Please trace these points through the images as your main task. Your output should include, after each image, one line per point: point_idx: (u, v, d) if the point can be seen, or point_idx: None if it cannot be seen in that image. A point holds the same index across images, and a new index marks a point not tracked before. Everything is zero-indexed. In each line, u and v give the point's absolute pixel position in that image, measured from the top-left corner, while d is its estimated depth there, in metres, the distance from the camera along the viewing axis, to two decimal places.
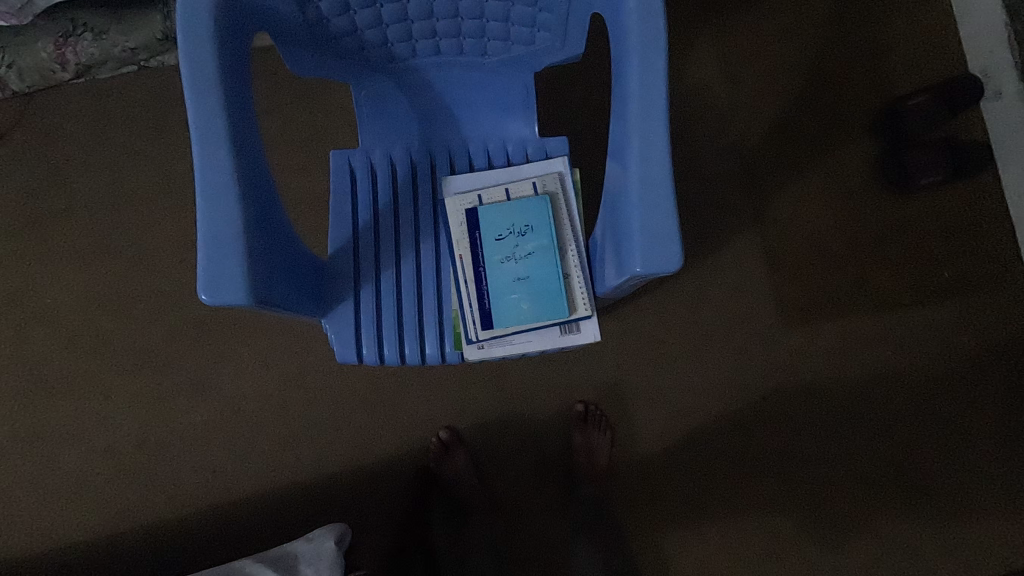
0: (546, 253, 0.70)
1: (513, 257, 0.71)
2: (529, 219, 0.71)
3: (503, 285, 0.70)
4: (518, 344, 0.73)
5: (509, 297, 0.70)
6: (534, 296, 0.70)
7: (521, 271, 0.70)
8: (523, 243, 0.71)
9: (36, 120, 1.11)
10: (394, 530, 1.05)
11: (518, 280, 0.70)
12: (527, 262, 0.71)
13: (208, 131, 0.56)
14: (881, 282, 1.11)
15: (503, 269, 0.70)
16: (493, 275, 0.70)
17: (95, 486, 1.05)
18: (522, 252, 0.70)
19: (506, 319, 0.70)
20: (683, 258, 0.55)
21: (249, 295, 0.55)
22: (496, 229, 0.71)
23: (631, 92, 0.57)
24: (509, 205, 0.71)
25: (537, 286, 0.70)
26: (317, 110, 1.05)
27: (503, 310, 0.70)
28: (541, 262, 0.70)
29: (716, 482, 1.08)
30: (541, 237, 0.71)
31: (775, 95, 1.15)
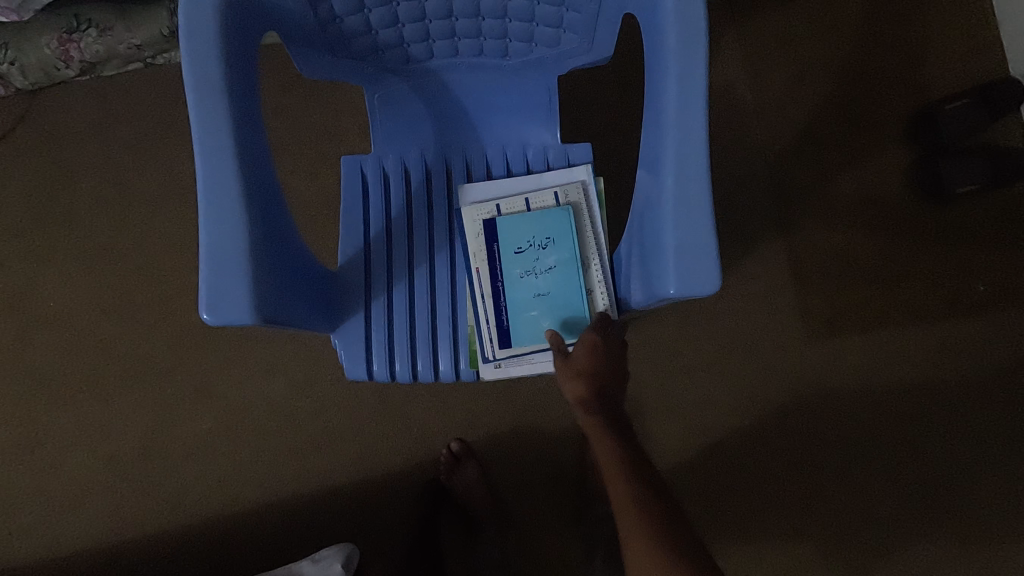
0: (568, 268, 0.67)
1: (534, 271, 0.68)
2: (551, 232, 0.67)
3: (522, 301, 0.67)
4: (536, 363, 0.68)
5: (528, 313, 0.67)
6: (554, 314, 0.67)
7: (542, 286, 0.67)
8: (544, 257, 0.67)
9: (39, 117, 1.08)
10: (401, 544, 1.02)
11: (539, 296, 0.67)
12: (548, 277, 0.67)
13: (211, 139, 0.52)
14: (912, 294, 1.07)
15: (523, 284, 0.67)
16: (511, 291, 0.67)
17: (96, 494, 1.03)
18: (542, 266, 0.67)
19: (525, 337, 0.67)
20: (722, 279, 0.51)
21: (255, 314, 0.52)
22: (516, 241, 0.68)
23: (665, 101, 0.53)
24: (528, 217, 0.68)
25: (557, 302, 0.67)
26: (327, 110, 1.02)
27: (522, 327, 0.67)
28: (563, 277, 0.67)
29: (735, 500, 1.05)
30: (563, 251, 0.67)
31: (804, 98, 1.10)
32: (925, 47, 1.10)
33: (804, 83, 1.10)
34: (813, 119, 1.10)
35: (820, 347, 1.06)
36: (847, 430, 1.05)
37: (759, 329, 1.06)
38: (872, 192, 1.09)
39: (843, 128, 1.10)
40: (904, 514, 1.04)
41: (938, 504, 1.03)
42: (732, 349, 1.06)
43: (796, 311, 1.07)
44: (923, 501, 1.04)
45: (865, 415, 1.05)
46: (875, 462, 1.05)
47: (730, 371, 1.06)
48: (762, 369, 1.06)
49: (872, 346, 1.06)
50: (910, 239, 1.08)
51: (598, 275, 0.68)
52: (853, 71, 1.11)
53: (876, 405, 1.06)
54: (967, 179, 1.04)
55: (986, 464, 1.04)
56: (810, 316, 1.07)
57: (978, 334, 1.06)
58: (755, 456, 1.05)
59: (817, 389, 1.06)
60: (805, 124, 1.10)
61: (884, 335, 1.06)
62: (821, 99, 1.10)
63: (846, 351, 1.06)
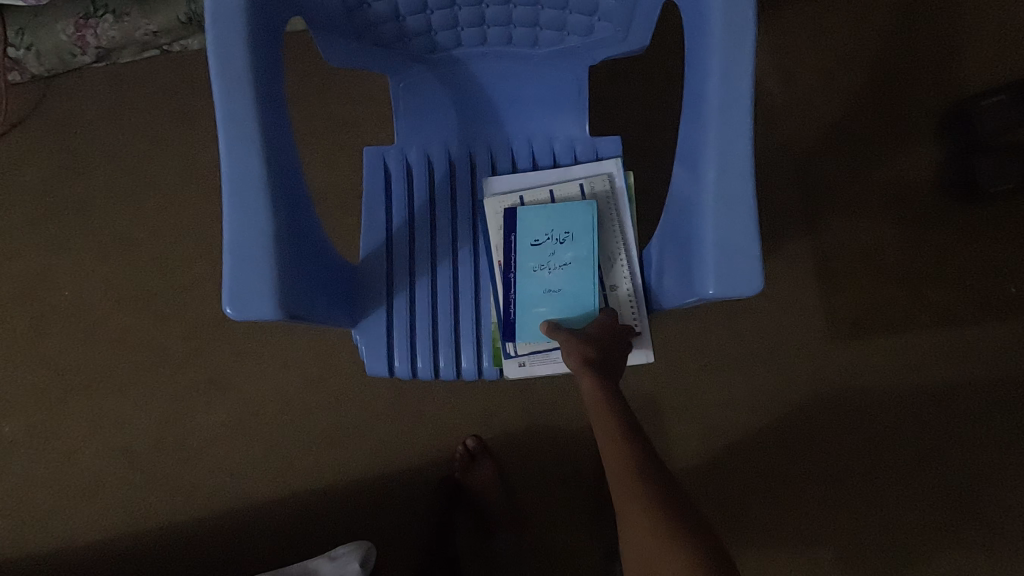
0: (584, 267, 0.65)
1: (548, 266, 0.65)
2: (571, 227, 0.65)
3: (532, 296, 0.65)
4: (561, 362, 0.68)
5: (537, 309, 0.65)
6: (562, 313, 0.65)
7: (554, 283, 0.65)
8: (561, 252, 0.65)
9: (54, 104, 1.07)
10: (415, 540, 1.01)
11: (549, 292, 0.65)
12: (561, 274, 0.65)
13: (236, 128, 0.51)
14: (941, 294, 1.04)
15: (535, 278, 0.65)
16: (522, 285, 0.65)
17: (111, 485, 1.02)
18: (557, 262, 0.65)
19: (529, 333, 0.65)
20: (764, 280, 0.49)
21: (279, 310, 0.50)
22: (534, 234, 0.66)
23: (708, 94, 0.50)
24: (550, 209, 0.66)
25: (568, 301, 0.65)
26: (346, 100, 1.00)
27: (528, 323, 0.65)
28: (577, 275, 0.64)
29: (754, 503, 1.03)
30: (581, 249, 0.65)
31: (833, 92, 1.07)
32: (960, 41, 1.07)
33: (834, 77, 1.07)
34: (843, 114, 1.07)
35: (845, 348, 1.04)
36: (870, 432, 1.03)
37: (783, 329, 1.04)
38: (903, 190, 1.06)
39: (873, 123, 1.07)
40: (928, 519, 1.01)
41: (964, 510, 1.01)
42: (755, 349, 1.04)
43: (821, 310, 1.04)
44: (948, 506, 1.01)
45: (890, 418, 1.03)
46: (899, 465, 1.02)
47: (752, 371, 1.04)
48: (785, 369, 1.04)
49: (899, 348, 1.04)
50: (940, 238, 1.05)
51: (622, 271, 0.66)
52: (886, 65, 1.07)
53: (901, 408, 1.03)
54: (1001, 179, 1.02)
55: (1014, 470, 1.01)
56: (835, 316, 1.04)
57: (1009, 337, 1.03)
58: (776, 458, 1.03)
59: (841, 390, 1.04)
60: (834, 119, 1.07)
61: (912, 337, 1.04)
62: (851, 93, 1.07)
63: (872, 352, 1.04)
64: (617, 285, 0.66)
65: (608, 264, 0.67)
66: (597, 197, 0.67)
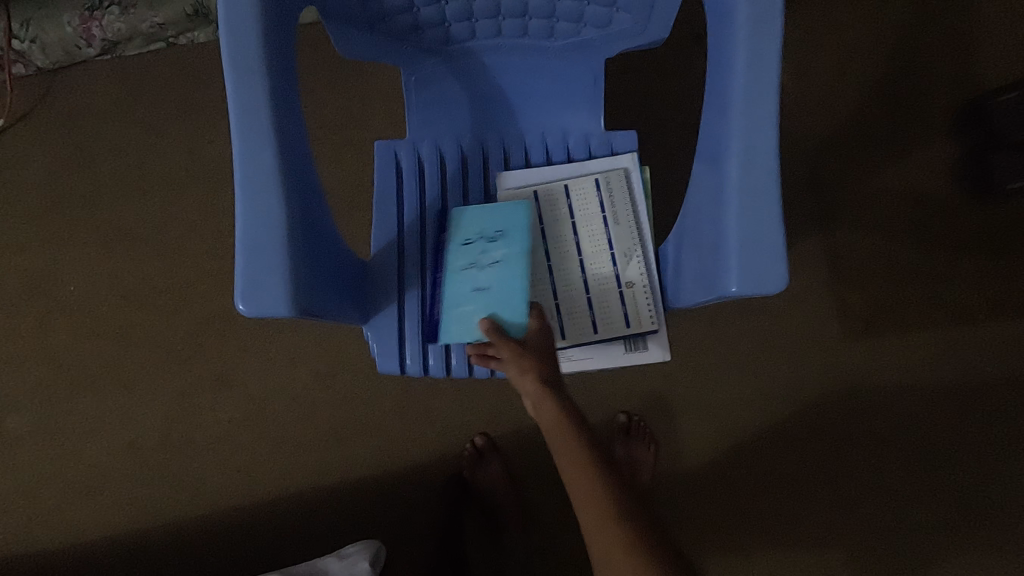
0: (514, 261, 0.62)
1: (479, 264, 0.63)
2: (503, 224, 0.63)
3: (461, 295, 0.62)
4: (577, 359, 0.67)
5: (464, 307, 0.62)
6: (489, 310, 0.61)
7: (483, 280, 0.62)
8: (491, 250, 0.63)
9: (59, 97, 1.06)
10: (423, 539, 1.00)
11: (478, 288, 0.62)
12: (493, 270, 0.62)
13: (249, 121, 0.49)
14: (955, 293, 1.03)
15: (464, 276, 0.63)
16: (450, 282, 0.63)
17: (117, 481, 1.01)
18: (488, 259, 0.62)
19: (454, 332, 0.62)
20: (789, 277, 0.48)
21: (293, 307, 0.49)
22: (466, 233, 0.64)
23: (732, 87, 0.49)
24: (485, 209, 0.64)
25: (496, 298, 0.61)
26: (355, 94, 0.99)
27: (454, 321, 0.62)
28: (505, 271, 0.61)
29: (763, 502, 1.02)
30: (512, 245, 0.62)
31: (847, 87, 1.06)
32: (976, 36, 1.06)
33: (848, 73, 1.06)
34: (856, 110, 1.06)
35: (858, 347, 1.03)
36: (882, 432, 1.02)
37: (794, 327, 1.03)
38: (916, 187, 1.05)
39: (887, 119, 1.05)
40: (940, 520, 1.00)
41: (976, 511, 1.00)
42: (766, 347, 1.03)
43: (834, 309, 1.03)
44: (960, 507, 1.00)
45: (902, 418, 1.02)
46: (911, 466, 1.01)
47: (763, 369, 1.03)
48: (796, 368, 1.03)
49: (911, 348, 1.03)
50: (954, 236, 1.04)
51: (638, 266, 0.65)
52: (900, 60, 1.06)
53: (914, 408, 1.02)
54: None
55: None
56: (848, 315, 1.03)
57: None
58: (786, 458, 1.02)
59: (853, 390, 1.03)
60: (847, 115, 1.05)
61: (924, 336, 1.03)
62: (865, 89, 1.06)
63: (885, 351, 1.03)
64: (632, 280, 0.65)
65: (622, 259, 0.65)
66: (612, 193, 0.66)
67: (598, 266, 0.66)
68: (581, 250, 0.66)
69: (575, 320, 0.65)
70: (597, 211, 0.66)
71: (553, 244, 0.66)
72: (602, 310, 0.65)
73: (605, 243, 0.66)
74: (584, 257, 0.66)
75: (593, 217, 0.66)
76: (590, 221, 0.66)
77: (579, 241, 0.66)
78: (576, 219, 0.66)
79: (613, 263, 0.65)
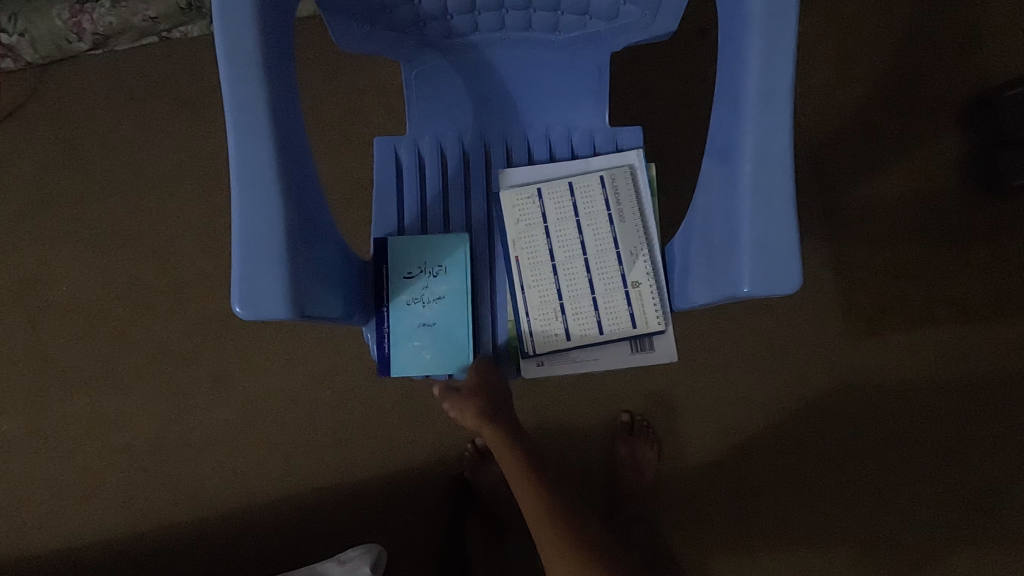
0: (457, 299, 0.64)
1: (422, 299, 0.64)
2: (443, 260, 0.64)
3: (406, 331, 0.63)
4: (581, 360, 0.65)
5: (412, 343, 0.63)
6: (438, 346, 0.64)
7: (427, 317, 0.64)
8: (434, 285, 0.64)
9: (49, 92, 1.03)
10: (423, 541, 0.99)
11: (423, 326, 0.64)
12: (436, 307, 0.64)
13: (245, 118, 0.48)
14: (960, 290, 1.02)
15: (408, 312, 0.63)
16: (395, 318, 0.63)
17: (112, 484, 1.00)
18: (430, 295, 0.64)
19: (403, 369, 0.63)
20: (802, 277, 0.46)
21: (293, 309, 0.47)
22: (405, 266, 0.64)
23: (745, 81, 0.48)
24: (421, 242, 0.64)
25: (443, 335, 0.64)
26: (352, 90, 0.97)
27: (404, 356, 0.63)
28: (449, 309, 0.64)
29: (767, 502, 1.01)
30: (453, 281, 0.64)
31: (852, 83, 1.04)
32: (982, 31, 1.05)
33: (852, 67, 1.05)
34: (861, 105, 1.04)
35: (862, 345, 1.02)
36: (887, 431, 1.01)
37: (798, 326, 1.02)
38: (921, 183, 1.03)
39: (892, 115, 1.04)
40: (945, 519, 1.00)
41: (980, 509, 0.99)
42: (770, 346, 1.02)
43: (838, 307, 1.02)
44: (964, 506, 1.00)
45: (907, 416, 1.01)
46: (915, 464, 1.01)
47: (766, 368, 1.02)
48: (801, 367, 1.02)
49: (916, 346, 1.02)
50: (959, 233, 1.03)
51: (644, 265, 0.64)
52: (905, 55, 1.05)
53: (918, 406, 1.01)
54: None
55: None
56: (852, 313, 1.02)
57: None
58: (789, 457, 1.01)
59: (857, 388, 1.02)
60: (852, 110, 1.04)
61: (929, 334, 1.02)
62: (870, 84, 1.04)
63: (889, 349, 1.02)
64: (638, 280, 0.63)
65: (628, 259, 0.64)
66: (617, 191, 0.65)
67: (602, 266, 0.64)
68: (586, 250, 0.64)
69: (580, 321, 0.64)
70: (603, 209, 0.65)
71: (557, 243, 0.65)
72: (608, 311, 0.64)
73: (610, 243, 0.64)
74: (589, 256, 0.64)
75: (598, 216, 0.65)
76: (595, 220, 0.65)
77: (584, 241, 0.65)
78: (581, 217, 0.65)
79: (619, 262, 0.64)
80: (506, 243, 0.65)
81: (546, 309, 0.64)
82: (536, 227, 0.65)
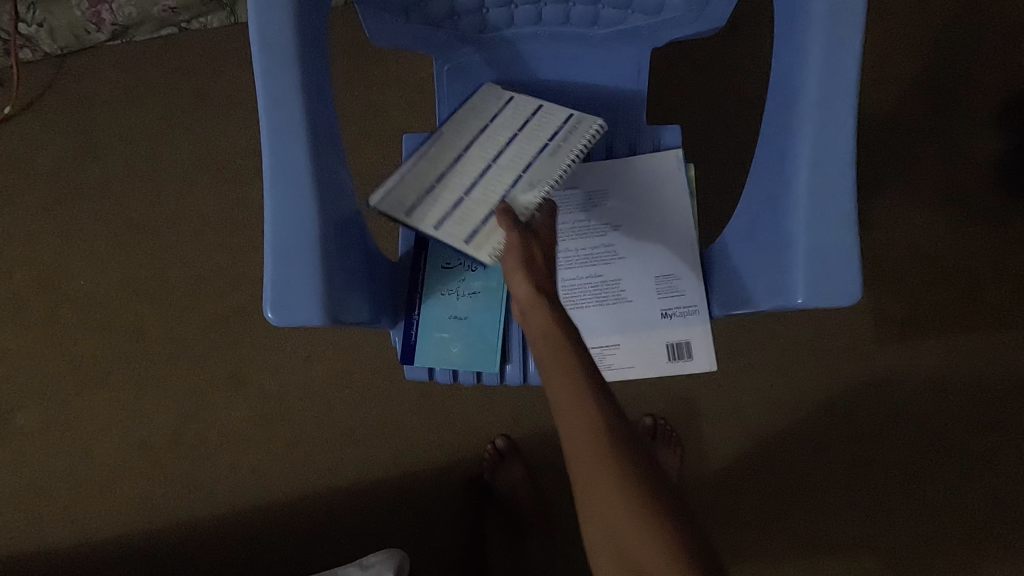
0: (493, 297, 0.63)
1: (456, 292, 0.63)
2: None
3: (435, 321, 0.62)
4: (617, 368, 0.62)
5: (440, 334, 0.62)
6: (466, 340, 0.62)
7: (460, 310, 0.62)
8: (470, 279, 0.63)
9: (68, 83, 1.02)
10: (442, 541, 0.97)
11: (454, 319, 0.62)
12: (470, 302, 0.63)
13: (279, 115, 0.46)
14: (996, 295, 0.99)
15: (441, 302, 0.62)
16: (426, 309, 0.62)
17: (130, 480, 0.99)
18: (466, 289, 0.63)
19: (427, 357, 0.62)
20: (860, 291, 0.44)
21: (325, 314, 0.46)
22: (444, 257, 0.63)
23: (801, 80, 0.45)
24: None
25: (473, 329, 0.62)
26: (375, 83, 0.95)
27: (429, 346, 0.62)
28: (483, 304, 0.62)
29: (792, 507, 0.99)
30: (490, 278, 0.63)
31: (888, 78, 1.01)
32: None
33: (890, 63, 1.01)
34: (898, 102, 1.01)
35: (892, 349, 0.99)
36: (914, 437, 0.99)
37: (827, 329, 0.99)
38: (959, 184, 1.00)
39: (929, 112, 1.01)
40: (974, 529, 0.97)
41: (1010, 521, 0.97)
42: (798, 349, 0.99)
43: (868, 309, 0.99)
44: (995, 516, 0.97)
45: (936, 423, 0.98)
46: (943, 472, 0.98)
47: (794, 372, 0.99)
48: (829, 371, 0.99)
49: (951, 352, 0.99)
50: (997, 235, 0.99)
51: (677, 276, 0.61)
52: (944, 51, 1.01)
53: (950, 412, 0.98)
54: None
55: None
56: (883, 316, 0.99)
57: None
58: (818, 463, 0.99)
59: (885, 393, 0.99)
60: (888, 109, 1.01)
61: (964, 340, 0.99)
62: (907, 81, 1.01)
63: (918, 354, 0.99)
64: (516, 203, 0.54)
65: (525, 184, 0.55)
66: (658, 200, 0.63)
67: (500, 178, 0.56)
68: (616, 257, 0.63)
69: (613, 325, 0.62)
70: (542, 139, 0.58)
71: (482, 139, 0.59)
72: (637, 318, 0.62)
73: (646, 251, 0.62)
74: (495, 165, 0.57)
75: (535, 141, 0.58)
76: (528, 143, 0.58)
77: (614, 246, 0.63)
78: (519, 135, 0.59)
79: (653, 269, 0.62)
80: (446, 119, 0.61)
81: (420, 182, 0.57)
82: (476, 120, 0.60)
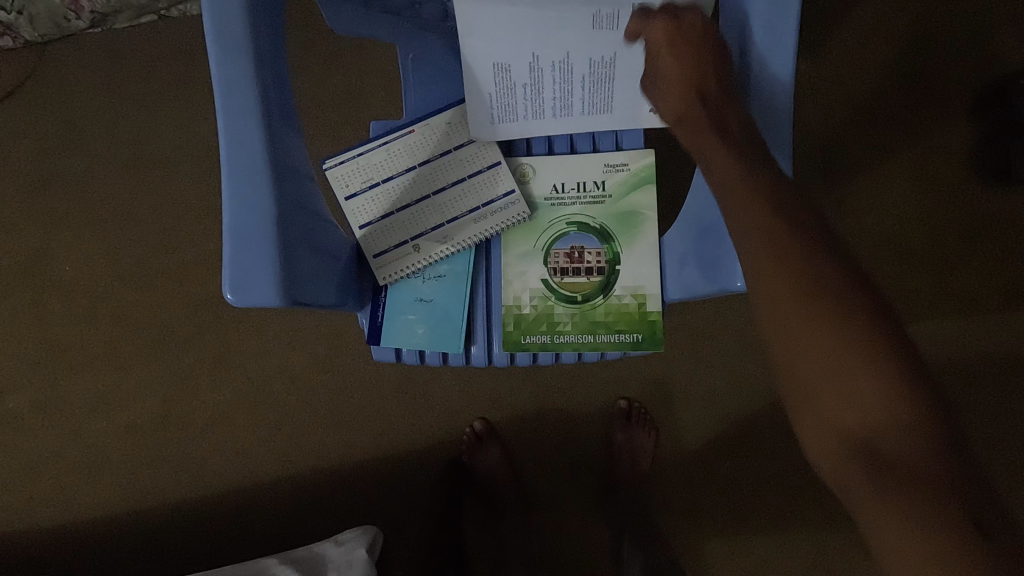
0: (458, 280, 0.65)
1: (422, 276, 0.64)
2: None
3: (402, 303, 0.64)
4: None
5: (405, 316, 0.64)
6: (431, 322, 0.64)
7: (426, 293, 0.64)
8: (436, 264, 0.65)
9: (51, 70, 1.03)
10: (420, 520, 1.00)
11: (420, 301, 0.64)
12: (435, 285, 0.65)
13: (236, 106, 0.47)
14: (966, 281, 1.00)
15: (407, 285, 0.64)
16: (392, 291, 0.64)
17: (117, 461, 1.02)
18: (431, 273, 0.64)
19: (394, 338, 0.64)
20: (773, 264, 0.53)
21: (283, 296, 0.47)
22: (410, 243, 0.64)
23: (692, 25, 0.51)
24: None
25: (438, 312, 0.64)
26: (354, 71, 0.96)
27: (395, 327, 0.64)
28: (449, 288, 0.64)
29: (766, 488, 1.00)
30: (457, 262, 0.65)
31: (864, 66, 1.02)
32: (997, 17, 1.02)
33: (865, 51, 1.02)
34: (870, 93, 1.02)
35: None
36: None
37: None
38: (930, 172, 1.01)
39: (902, 99, 1.02)
40: None
41: None
42: None
43: None
44: None
45: None
46: None
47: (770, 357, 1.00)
48: None
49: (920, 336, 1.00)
50: (968, 223, 1.01)
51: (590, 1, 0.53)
52: (919, 42, 1.02)
53: None
54: None
55: None
56: None
57: None
58: (791, 445, 1.00)
59: None
60: (863, 97, 1.02)
61: (935, 324, 1.00)
62: (883, 69, 1.02)
63: None
64: (422, 242, 0.63)
65: (441, 235, 0.63)
66: (502, 53, 0.58)
67: (425, 215, 0.63)
68: (594, 56, 0.57)
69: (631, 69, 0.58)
70: (482, 196, 0.64)
71: (435, 167, 0.64)
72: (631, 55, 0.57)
73: (568, 34, 0.56)
74: (432, 199, 0.64)
75: (474, 195, 0.64)
76: (466, 195, 0.64)
77: (579, 61, 0.57)
78: (463, 182, 0.64)
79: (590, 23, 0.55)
80: (422, 119, 0.65)
81: (368, 173, 0.64)
82: (441, 141, 0.65)
